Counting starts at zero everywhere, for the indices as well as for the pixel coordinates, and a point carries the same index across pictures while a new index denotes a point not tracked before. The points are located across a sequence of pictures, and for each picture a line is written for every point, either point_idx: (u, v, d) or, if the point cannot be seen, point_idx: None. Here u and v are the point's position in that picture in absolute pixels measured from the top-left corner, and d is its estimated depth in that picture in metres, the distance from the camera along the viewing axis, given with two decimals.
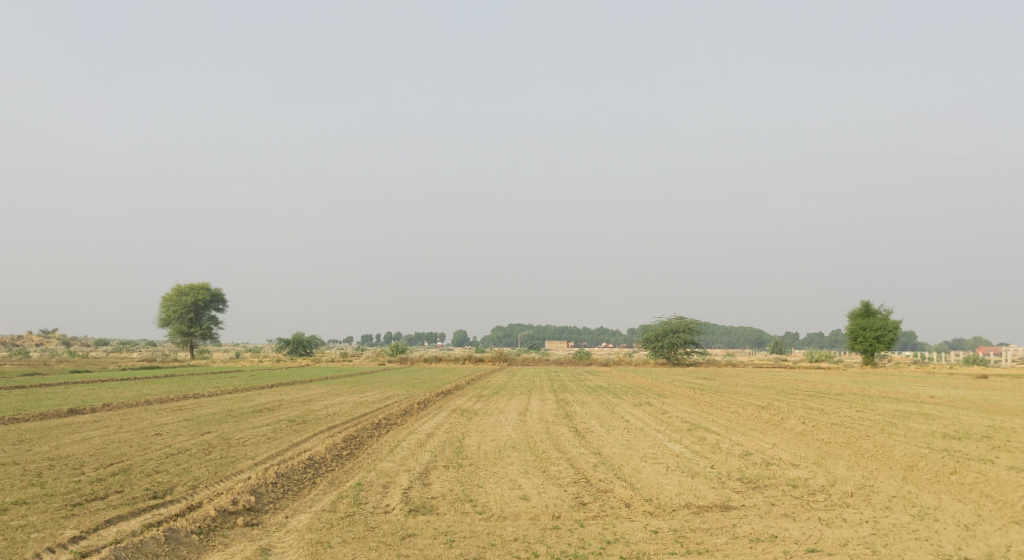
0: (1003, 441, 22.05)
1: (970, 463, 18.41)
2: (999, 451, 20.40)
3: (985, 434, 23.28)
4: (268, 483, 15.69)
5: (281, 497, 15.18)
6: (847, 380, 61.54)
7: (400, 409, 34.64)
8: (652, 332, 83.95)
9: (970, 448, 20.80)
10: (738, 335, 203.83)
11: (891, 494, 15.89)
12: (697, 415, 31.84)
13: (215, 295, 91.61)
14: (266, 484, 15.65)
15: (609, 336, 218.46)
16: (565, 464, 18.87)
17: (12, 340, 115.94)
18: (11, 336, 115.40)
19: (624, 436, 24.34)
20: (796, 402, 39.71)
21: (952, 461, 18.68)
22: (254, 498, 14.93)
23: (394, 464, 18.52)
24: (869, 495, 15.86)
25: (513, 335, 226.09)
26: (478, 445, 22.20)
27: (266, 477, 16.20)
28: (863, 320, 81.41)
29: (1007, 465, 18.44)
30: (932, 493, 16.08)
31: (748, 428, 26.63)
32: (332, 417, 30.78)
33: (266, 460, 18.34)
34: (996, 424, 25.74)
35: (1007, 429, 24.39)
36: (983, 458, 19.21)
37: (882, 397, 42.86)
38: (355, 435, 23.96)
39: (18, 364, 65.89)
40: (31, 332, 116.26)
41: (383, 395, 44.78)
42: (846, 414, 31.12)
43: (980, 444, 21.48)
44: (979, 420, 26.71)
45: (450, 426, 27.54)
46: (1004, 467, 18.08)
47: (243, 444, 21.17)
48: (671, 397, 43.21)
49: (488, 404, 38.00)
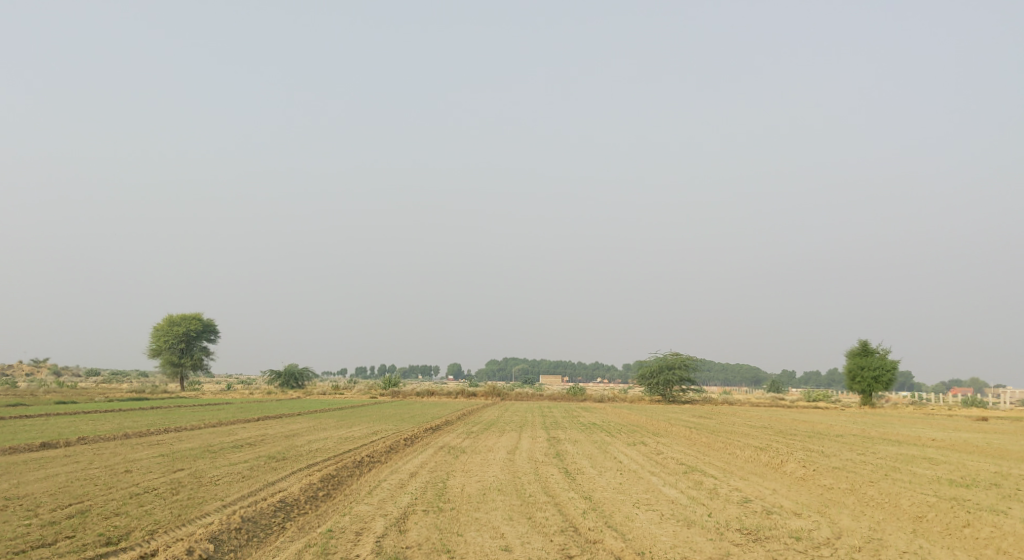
0: (1013, 489, 20.95)
1: (983, 515, 17.28)
2: (1010, 500, 19.30)
3: (993, 481, 22.22)
4: (231, 529, 14.59)
5: (244, 545, 14.11)
6: (845, 421, 60.38)
7: (386, 446, 33.45)
8: (648, 369, 82.79)
9: (980, 497, 19.71)
10: (734, 372, 202.34)
11: (903, 550, 14.82)
12: (693, 456, 30.71)
13: (207, 325, 90.33)
14: (229, 529, 14.55)
15: (605, 372, 216.74)
16: (552, 510, 17.75)
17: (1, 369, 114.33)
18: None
19: (616, 478, 23.23)
20: (794, 443, 38.56)
21: (963, 511, 17.57)
22: (214, 546, 13.87)
23: (370, 508, 17.40)
24: (878, 550, 14.78)
25: (509, 368, 224.56)
26: (462, 487, 21.08)
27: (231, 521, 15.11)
28: (861, 359, 80.36)
29: (1021, 517, 17.32)
30: (946, 549, 14.97)
31: (746, 471, 25.52)
32: (314, 453, 29.62)
33: (234, 501, 17.24)
34: (1003, 470, 24.68)
35: (1015, 476, 23.29)
36: (995, 509, 18.10)
37: (883, 438, 41.70)
38: (334, 474, 22.81)
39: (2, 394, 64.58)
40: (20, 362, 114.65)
41: (370, 431, 43.56)
42: (846, 457, 30.01)
43: (989, 493, 20.36)
44: (984, 466, 25.62)
45: (436, 465, 26.40)
46: (1018, 519, 17.02)
47: (214, 483, 20.06)
48: (666, 437, 42.01)
49: (478, 441, 36.81)
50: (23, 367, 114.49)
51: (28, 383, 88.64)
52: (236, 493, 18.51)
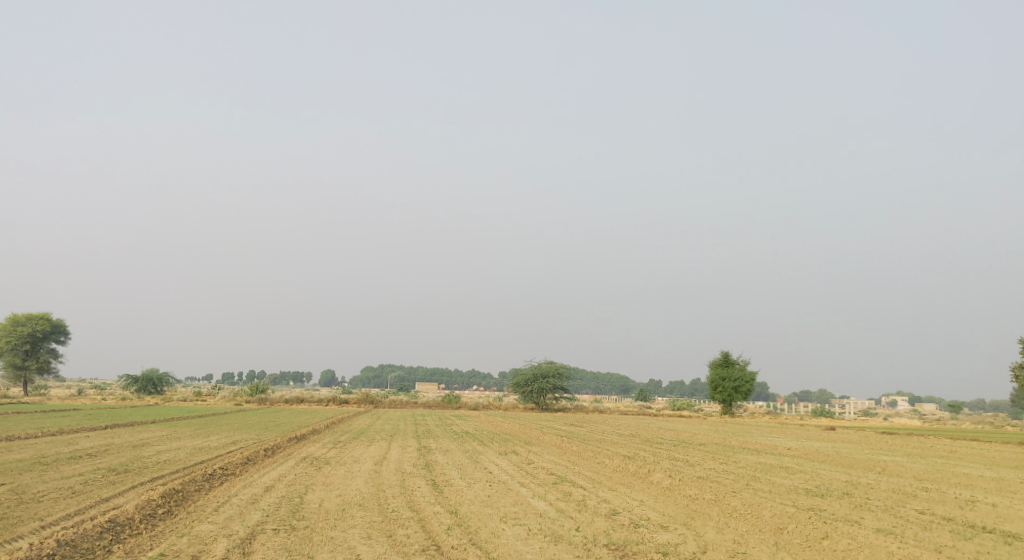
0: (865, 499, 20.91)
1: (839, 525, 16.54)
2: (864, 511, 18.93)
3: (846, 491, 22.26)
4: None
5: None
6: (707, 430, 61.41)
7: (243, 456, 31.55)
8: (523, 377, 82.53)
9: (836, 507, 19.35)
10: (604, 382, 205.40)
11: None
12: (562, 465, 30.12)
13: (57, 325, 84.89)
14: None
15: (479, 379, 216.37)
16: (415, 526, 16.58)
17: None
18: None
19: (485, 491, 22.23)
20: (660, 452, 38.55)
21: (821, 522, 16.88)
22: None
23: (213, 528, 15.87)
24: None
25: (383, 375, 221.51)
26: (319, 503, 19.62)
27: (47, 547, 13.47)
28: (723, 369, 82.32)
29: (875, 526, 16.62)
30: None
31: (614, 482, 25.01)
32: (162, 465, 27.57)
33: (51, 523, 15.36)
34: (854, 480, 24.92)
35: (867, 486, 23.42)
36: (850, 519, 17.55)
37: (743, 447, 42.24)
38: (178, 489, 21.00)
39: None
40: None
41: (228, 440, 41.30)
42: (710, 467, 29.97)
43: (845, 503, 20.18)
44: (838, 475, 25.82)
45: (296, 478, 24.83)
46: (872, 529, 16.25)
47: (33, 501, 17.99)
48: (537, 446, 41.47)
49: (342, 451, 35.29)
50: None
51: None
52: (59, 512, 16.60)
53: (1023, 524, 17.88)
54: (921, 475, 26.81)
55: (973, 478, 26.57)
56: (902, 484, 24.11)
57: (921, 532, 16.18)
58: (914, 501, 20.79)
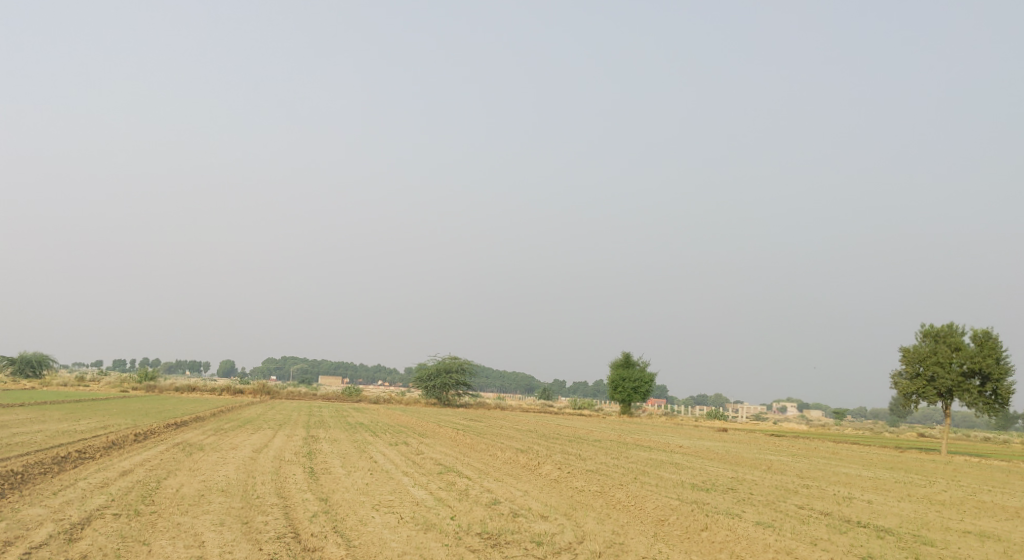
0: (748, 494, 20.44)
1: (721, 518, 15.80)
2: (746, 505, 18.35)
3: (731, 486, 21.79)
4: None
5: None
6: (605, 428, 61.26)
7: (110, 439, 29.50)
8: (425, 372, 81.18)
9: (719, 501, 18.73)
10: (509, 381, 205.20)
11: (642, 555, 13.05)
12: (452, 457, 29.04)
13: None
14: None
15: (384, 375, 213.65)
16: (276, 512, 15.11)
17: None
18: None
19: (363, 479, 20.94)
20: (555, 446, 37.87)
21: (703, 515, 16.14)
22: None
23: (43, 513, 14.19)
24: (618, 556, 12.93)
25: (284, 367, 216.73)
26: (176, 487, 17.92)
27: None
28: (623, 370, 82.49)
29: (756, 520, 15.95)
30: (683, 554, 13.28)
31: (501, 473, 24.04)
32: (13, 447, 25.47)
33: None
34: (740, 476, 24.55)
35: (750, 482, 23.06)
36: (732, 513, 16.89)
37: (636, 445, 41.94)
38: (19, 473, 19.06)
39: None
40: None
41: (100, 424, 38.92)
42: (602, 461, 29.30)
43: (728, 497, 19.65)
44: (723, 471, 25.43)
45: (160, 463, 22.96)
46: (752, 522, 15.58)
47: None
48: (430, 437, 40.38)
49: (222, 437, 33.43)
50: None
51: None
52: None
53: (896, 519, 17.59)
54: (804, 473, 26.63)
55: (853, 477, 26.51)
56: (785, 481, 23.84)
57: (801, 525, 15.62)
58: (794, 497, 20.43)
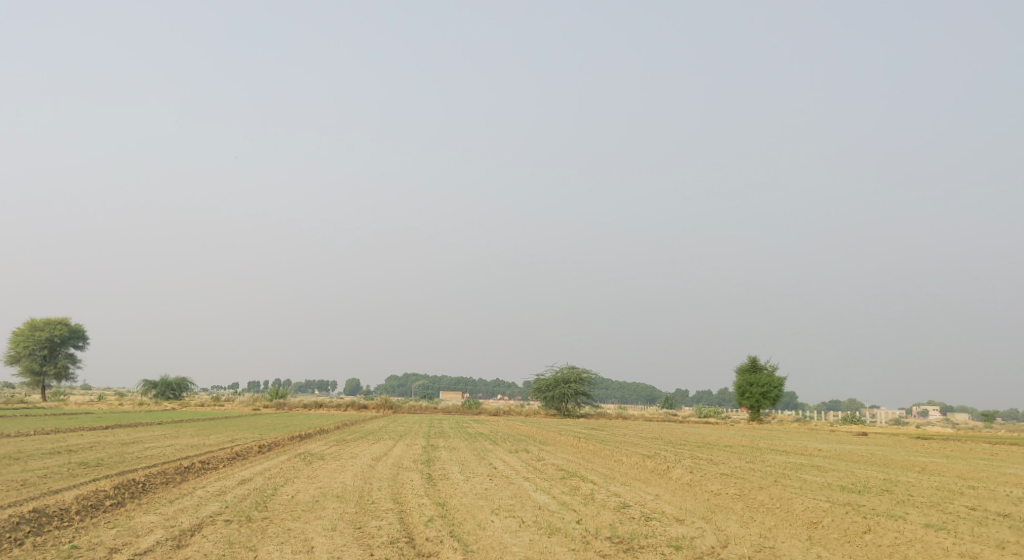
0: (907, 495, 18.52)
1: (884, 520, 14.10)
2: (909, 506, 16.52)
3: (886, 487, 19.83)
4: None
5: None
6: (734, 434, 58.92)
7: (234, 450, 29.65)
8: (544, 383, 80.21)
9: (876, 502, 16.94)
10: (630, 392, 202.34)
11: None
12: (576, 462, 27.93)
13: (75, 330, 84.97)
14: None
15: (504, 389, 214.06)
16: (390, 517, 14.23)
17: None
18: None
19: (482, 484, 20.03)
20: (684, 452, 36.17)
21: (861, 517, 14.47)
22: None
23: (155, 520, 13.77)
24: None
25: (407, 384, 219.88)
26: (291, 494, 17.34)
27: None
28: (750, 375, 79.50)
29: (925, 522, 14.14)
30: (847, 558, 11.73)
31: (629, 477, 22.74)
32: (140, 460, 25.75)
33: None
34: (895, 477, 22.45)
35: (908, 483, 20.99)
36: (893, 515, 15.10)
37: (771, 448, 39.79)
38: (139, 483, 18.92)
39: None
40: None
41: (227, 439, 39.39)
42: (736, 465, 27.68)
43: (885, 498, 17.80)
44: (872, 473, 23.41)
45: (279, 471, 22.61)
46: (921, 524, 13.81)
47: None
48: (552, 445, 39.29)
49: (343, 448, 33.18)
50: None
51: None
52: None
53: None
54: (964, 474, 24.27)
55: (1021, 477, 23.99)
56: (947, 482, 21.64)
57: (978, 528, 13.76)
58: (961, 498, 18.36)
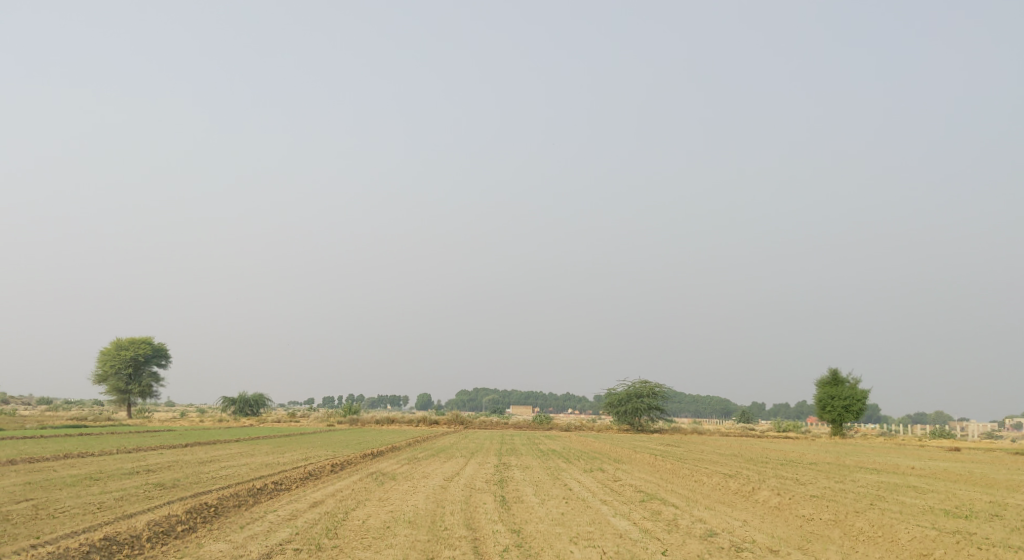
0: (1020, 521, 17.27)
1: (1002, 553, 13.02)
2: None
3: (994, 512, 18.57)
4: None
5: None
6: (817, 450, 57.00)
7: (307, 469, 29.41)
8: (616, 397, 78.96)
9: (987, 530, 15.78)
10: (705, 405, 199.01)
11: None
12: (654, 483, 27.00)
13: (158, 349, 86.77)
14: None
15: (576, 404, 212.54)
16: (464, 545, 13.64)
17: None
18: None
19: (558, 507, 19.32)
20: (766, 470, 34.87)
21: (976, 549, 13.40)
22: None
23: (223, 548, 13.40)
24: None
25: (478, 398, 219.85)
26: (364, 518, 16.87)
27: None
28: (831, 388, 77.11)
29: None
30: None
31: (712, 500, 21.81)
32: (215, 480, 25.67)
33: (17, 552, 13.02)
34: (1001, 500, 21.08)
35: (1016, 507, 19.66)
36: (1009, 545, 13.98)
37: (859, 466, 38.18)
38: (212, 506, 18.69)
39: None
40: None
41: (302, 457, 39.35)
42: (825, 485, 26.45)
43: (995, 525, 16.61)
44: (975, 495, 22.02)
45: (351, 493, 22.19)
46: None
47: (28, 525, 16.16)
48: (628, 463, 38.33)
49: (416, 466, 32.76)
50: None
51: None
52: (46, 540, 14.53)
53: None
54: None
55: None
56: None
57: None
58: None
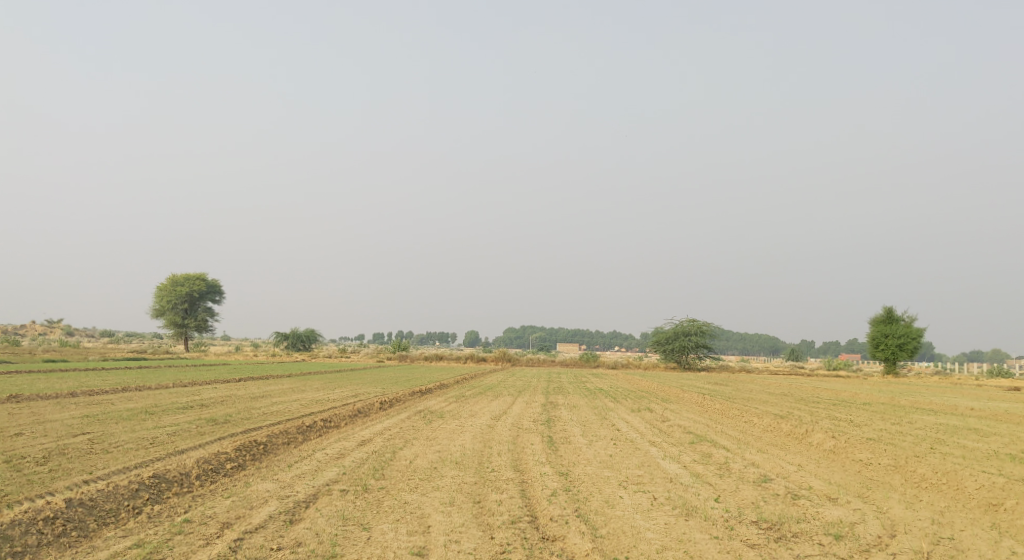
0: None
1: None
2: None
3: None
4: (51, 530, 10.71)
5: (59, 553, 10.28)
6: (869, 389, 56.13)
7: (355, 406, 29.50)
8: (664, 335, 78.44)
9: None
10: (754, 343, 197.71)
11: None
12: (704, 423, 26.63)
13: (212, 285, 88.03)
14: (46, 531, 10.67)
15: (622, 341, 212.45)
16: (511, 489, 13.42)
17: (15, 332, 112.88)
18: (13, 327, 112.46)
19: (607, 449, 19.05)
20: (818, 411, 34.28)
21: None
22: None
23: (270, 488, 13.29)
24: None
25: (524, 335, 220.87)
26: (411, 459, 16.72)
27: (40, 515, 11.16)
28: (885, 326, 75.71)
29: None
30: None
31: (764, 442, 21.45)
32: (266, 416, 25.86)
33: (69, 488, 13.03)
34: None
35: None
36: None
37: (915, 406, 37.44)
38: (260, 442, 18.68)
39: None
40: (34, 323, 113.04)
41: (351, 393, 39.65)
42: (881, 428, 25.90)
43: None
44: None
45: (398, 432, 22.13)
46: None
47: (82, 459, 16.24)
48: (676, 403, 38.03)
49: (462, 404, 32.74)
50: (35, 325, 111.96)
51: (31, 346, 86.49)
52: (97, 474, 14.56)
53: None
54: None
55: None
56: None
57: None
58: None
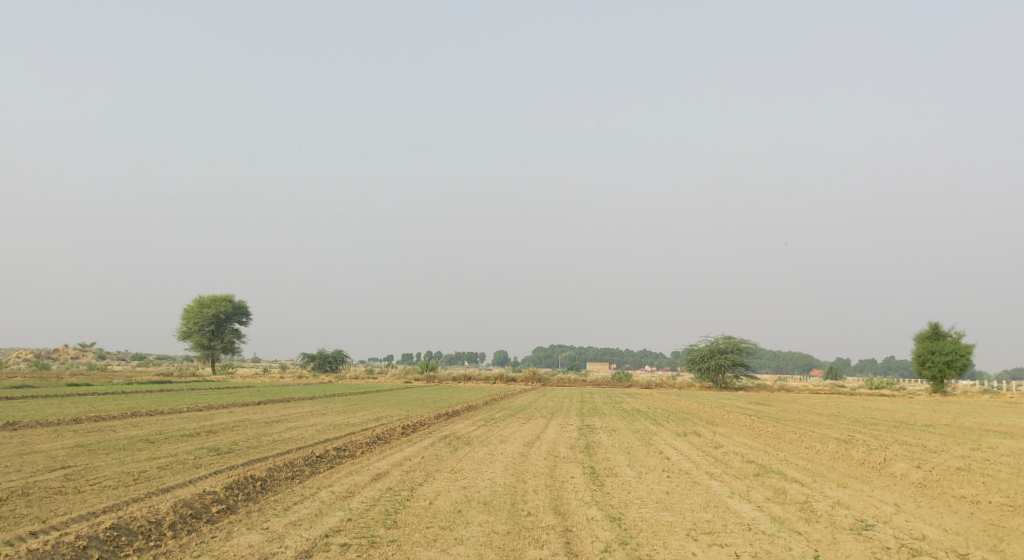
0: None
1: None
2: None
3: None
4: None
5: None
6: (922, 409, 52.89)
7: (375, 432, 26.83)
8: (698, 353, 75.23)
9: None
10: (788, 362, 193.26)
11: None
12: (762, 451, 23.63)
13: (239, 306, 86.06)
14: None
15: (653, 360, 208.60)
16: (554, 542, 10.73)
17: (44, 353, 111.66)
18: (41, 350, 111.30)
19: (661, 485, 16.25)
20: (882, 435, 31.12)
21: None
22: None
23: (256, 542, 10.71)
24: None
25: (553, 355, 217.85)
26: (431, 499, 14.06)
27: None
28: (932, 343, 72.11)
29: None
30: None
31: (840, 474, 18.59)
32: (275, 444, 23.30)
33: (7, 540, 10.49)
34: None
35: None
36: None
37: (985, 429, 34.30)
38: (258, 478, 16.06)
39: (14, 384, 60.13)
40: (62, 347, 111.72)
41: (372, 416, 37.08)
42: (964, 455, 22.92)
43: None
44: None
45: (419, 463, 19.47)
46: None
47: (45, 500, 13.60)
48: (722, 426, 35.16)
49: (492, 429, 29.99)
50: (64, 347, 110.71)
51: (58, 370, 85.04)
52: (52, 518, 12.04)
53: None
54: None
55: None
56: None
57: None
58: None
